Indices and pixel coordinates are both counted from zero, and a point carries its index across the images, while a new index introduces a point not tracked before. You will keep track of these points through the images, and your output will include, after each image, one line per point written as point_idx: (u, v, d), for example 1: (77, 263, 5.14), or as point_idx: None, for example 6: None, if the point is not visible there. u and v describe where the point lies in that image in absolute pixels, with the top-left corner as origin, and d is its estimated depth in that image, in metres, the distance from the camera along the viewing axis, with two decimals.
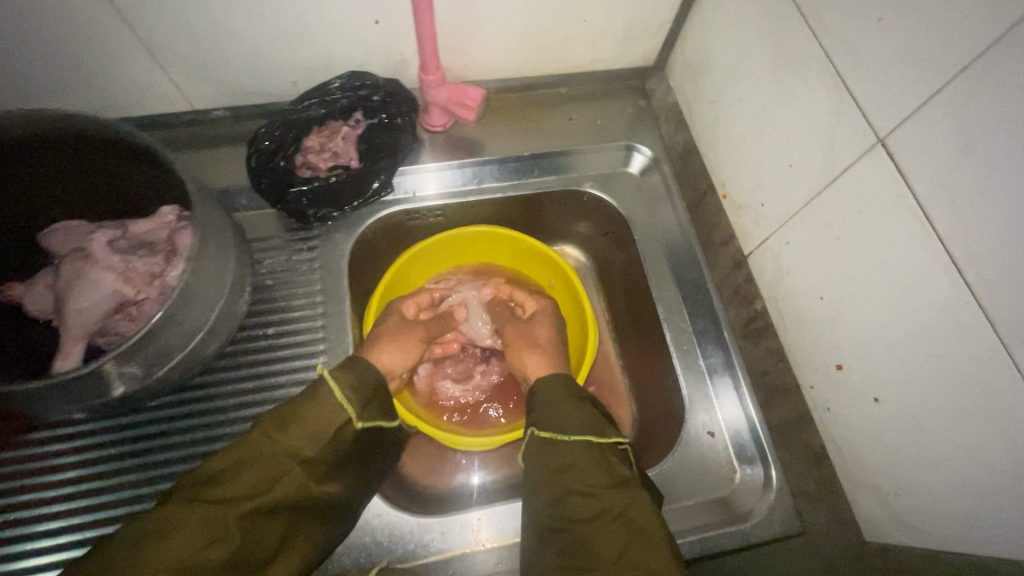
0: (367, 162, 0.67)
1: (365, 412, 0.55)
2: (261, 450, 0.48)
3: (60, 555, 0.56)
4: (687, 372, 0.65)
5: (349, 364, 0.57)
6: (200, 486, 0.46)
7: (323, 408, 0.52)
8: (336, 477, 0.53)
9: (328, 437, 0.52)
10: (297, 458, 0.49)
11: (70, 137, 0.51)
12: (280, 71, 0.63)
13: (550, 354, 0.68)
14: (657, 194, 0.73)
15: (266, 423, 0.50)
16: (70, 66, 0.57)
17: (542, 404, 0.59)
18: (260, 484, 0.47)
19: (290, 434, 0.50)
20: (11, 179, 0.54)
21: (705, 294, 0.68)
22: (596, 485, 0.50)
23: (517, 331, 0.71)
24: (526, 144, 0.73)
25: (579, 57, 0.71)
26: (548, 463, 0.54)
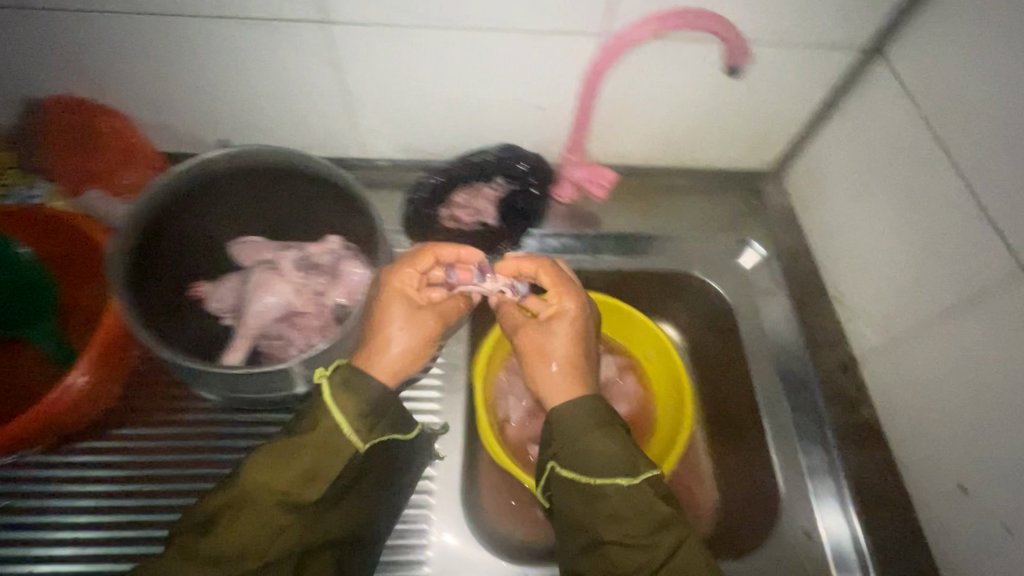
0: (505, 223, 0.75)
1: (371, 435, 0.53)
2: (254, 499, 0.48)
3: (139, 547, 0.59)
4: (787, 466, 0.65)
5: (349, 384, 0.53)
6: (200, 532, 0.47)
7: (322, 441, 0.50)
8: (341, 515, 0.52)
9: (329, 470, 0.50)
10: (291, 505, 0.48)
11: (290, 169, 0.60)
12: (444, 134, 0.73)
13: (570, 378, 0.61)
14: (764, 286, 0.76)
15: (251, 469, 0.49)
16: (278, 109, 0.68)
17: (564, 435, 0.56)
18: (257, 536, 0.47)
19: (280, 476, 0.49)
20: (227, 196, 0.62)
21: (809, 392, 0.69)
22: (633, 532, 0.50)
23: (534, 339, 0.65)
24: (644, 224, 0.79)
25: (705, 154, 0.78)
26: (579, 507, 0.53)
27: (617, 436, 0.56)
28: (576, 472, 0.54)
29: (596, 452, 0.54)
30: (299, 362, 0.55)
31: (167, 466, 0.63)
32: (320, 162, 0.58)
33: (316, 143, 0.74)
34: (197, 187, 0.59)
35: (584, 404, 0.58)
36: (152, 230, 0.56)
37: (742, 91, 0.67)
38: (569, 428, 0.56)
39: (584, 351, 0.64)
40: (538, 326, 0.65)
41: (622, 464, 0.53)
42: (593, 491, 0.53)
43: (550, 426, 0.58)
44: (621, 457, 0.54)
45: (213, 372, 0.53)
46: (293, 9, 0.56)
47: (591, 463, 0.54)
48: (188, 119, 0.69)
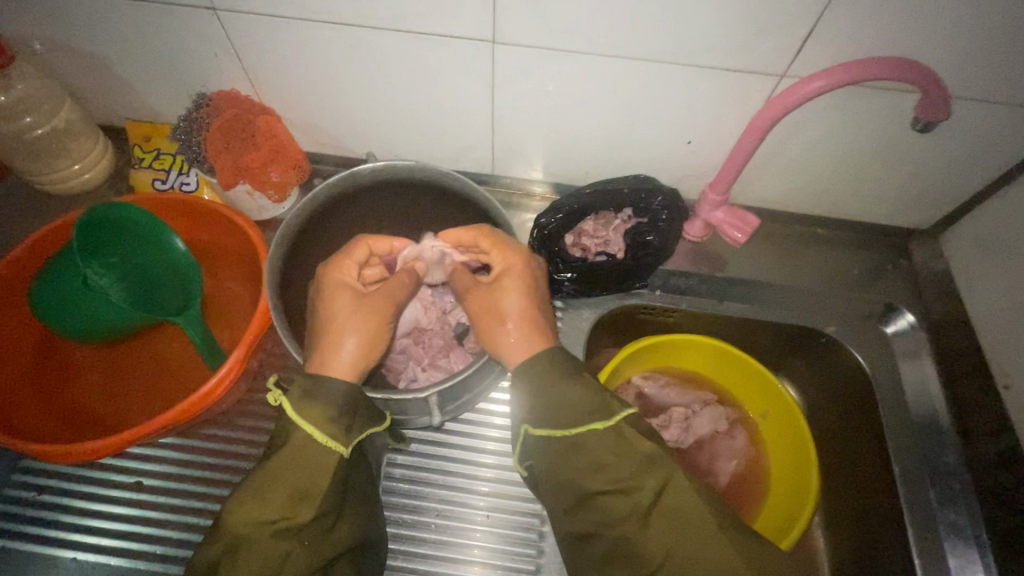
0: (632, 257, 0.72)
1: (353, 435, 0.49)
2: (249, 536, 0.44)
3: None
4: (926, 563, 0.59)
5: (313, 390, 0.49)
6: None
7: (304, 455, 0.47)
8: (343, 529, 0.49)
9: (314, 484, 0.46)
10: (293, 527, 0.45)
11: (440, 187, 0.64)
12: (582, 161, 0.71)
13: (527, 331, 0.53)
14: (907, 358, 0.70)
15: (233, 504, 0.45)
16: (424, 122, 0.68)
17: (526, 395, 0.51)
18: (267, 564, 0.44)
19: (270, 499, 0.45)
20: (375, 207, 0.67)
21: (958, 482, 0.63)
22: (618, 478, 0.47)
23: (481, 300, 0.56)
24: (776, 272, 0.74)
25: (853, 206, 0.72)
26: (558, 464, 0.49)
27: (583, 381, 0.51)
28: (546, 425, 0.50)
29: (569, 402, 0.50)
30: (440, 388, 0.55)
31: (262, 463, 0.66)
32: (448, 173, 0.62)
33: (450, 157, 0.74)
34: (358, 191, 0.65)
35: (543, 360, 0.51)
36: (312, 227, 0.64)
37: (917, 147, 0.61)
38: (534, 385, 0.50)
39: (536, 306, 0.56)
40: (486, 289, 0.57)
41: (592, 409, 0.50)
42: (572, 444, 0.49)
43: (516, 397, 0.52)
44: (595, 406, 0.50)
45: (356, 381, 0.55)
46: (463, 28, 0.55)
47: (558, 412, 0.49)
48: (334, 124, 0.70)
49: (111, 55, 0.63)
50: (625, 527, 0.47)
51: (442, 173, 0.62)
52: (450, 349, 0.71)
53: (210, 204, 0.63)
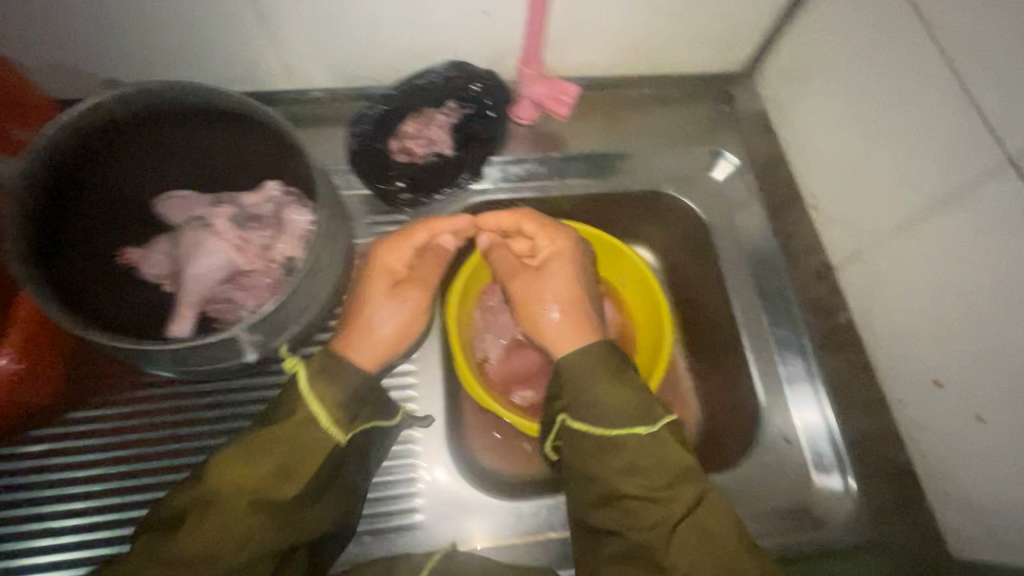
0: (462, 152, 0.69)
1: (347, 426, 0.50)
2: (221, 499, 0.45)
3: (112, 529, 0.57)
4: (766, 378, 0.65)
5: (330, 369, 0.51)
6: (168, 535, 0.44)
7: (297, 437, 0.47)
8: (317, 512, 0.49)
9: (302, 466, 0.47)
10: (266, 501, 0.46)
11: (220, 108, 0.52)
12: (387, 55, 0.65)
13: (579, 320, 0.62)
14: (740, 200, 0.74)
15: (220, 466, 0.46)
16: (187, 35, 0.58)
17: (573, 385, 0.55)
18: (232, 534, 0.44)
19: (257, 470, 0.46)
20: (150, 142, 0.54)
21: (787, 301, 0.68)
22: (649, 485, 0.49)
23: (524, 286, 0.65)
24: (610, 143, 0.74)
25: (674, 59, 0.72)
26: (590, 459, 0.52)
27: (628, 381, 0.55)
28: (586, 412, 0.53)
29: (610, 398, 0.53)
30: (245, 328, 0.47)
31: (132, 445, 0.60)
32: (234, 95, 0.49)
33: (238, 75, 0.65)
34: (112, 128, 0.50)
35: (592, 352, 0.56)
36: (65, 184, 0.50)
37: None
38: (573, 378, 0.55)
39: (579, 288, 0.65)
40: (535, 274, 0.65)
41: (636, 415, 0.52)
42: (608, 444, 0.51)
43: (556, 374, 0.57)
44: (636, 410, 0.52)
45: (155, 349, 0.45)
46: None
47: (597, 410, 0.53)
48: (81, 54, 0.59)
49: None
50: (650, 536, 0.48)
51: (205, 89, 0.49)
52: None
53: None
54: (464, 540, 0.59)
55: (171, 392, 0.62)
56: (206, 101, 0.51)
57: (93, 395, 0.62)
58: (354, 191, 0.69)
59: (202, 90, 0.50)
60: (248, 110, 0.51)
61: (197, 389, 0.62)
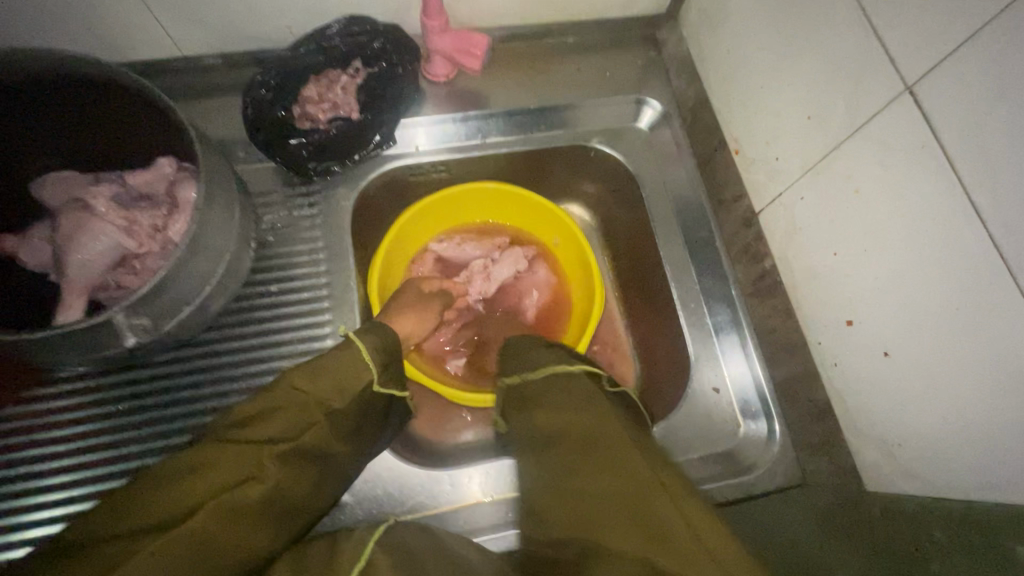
0: (369, 114, 0.65)
1: (385, 378, 0.52)
2: (294, 400, 0.45)
3: (39, 531, 0.53)
4: (694, 329, 0.65)
5: (372, 328, 0.53)
6: (234, 429, 0.43)
7: (351, 360, 0.49)
8: (351, 441, 0.49)
9: (351, 388, 0.48)
10: (324, 409, 0.46)
11: (90, 81, 0.48)
12: (277, 14, 0.60)
13: None
14: (667, 149, 0.72)
15: (293, 371, 0.47)
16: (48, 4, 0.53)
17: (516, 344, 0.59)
18: (290, 430, 0.44)
19: (320, 384, 0.47)
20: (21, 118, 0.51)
21: (713, 251, 0.68)
22: (547, 415, 0.48)
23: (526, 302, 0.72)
24: (533, 96, 0.71)
25: (590, 4, 0.69)
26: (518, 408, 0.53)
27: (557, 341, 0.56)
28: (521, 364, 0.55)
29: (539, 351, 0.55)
30: (122, 309, 0.44)
31: (123, 412, 0.57)
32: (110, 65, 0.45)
33: (120, 45, 0.60)
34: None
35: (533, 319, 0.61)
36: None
37: None
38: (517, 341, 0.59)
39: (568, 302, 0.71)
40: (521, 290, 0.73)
41: (550, 357, 0.53)
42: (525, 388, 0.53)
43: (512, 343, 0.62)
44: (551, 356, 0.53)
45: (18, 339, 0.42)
46: None
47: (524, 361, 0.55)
48: None
49: None
50: (551, 461, 0.46)
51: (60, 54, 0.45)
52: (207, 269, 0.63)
53: None
54: (386, 514, 0.56)
55: (98, 383, 0.58)
56: (72, 73, 0.47)
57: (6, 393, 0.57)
58: (260, 163, 0.65)
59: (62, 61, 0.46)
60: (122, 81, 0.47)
61: (123, 379, 0.58)
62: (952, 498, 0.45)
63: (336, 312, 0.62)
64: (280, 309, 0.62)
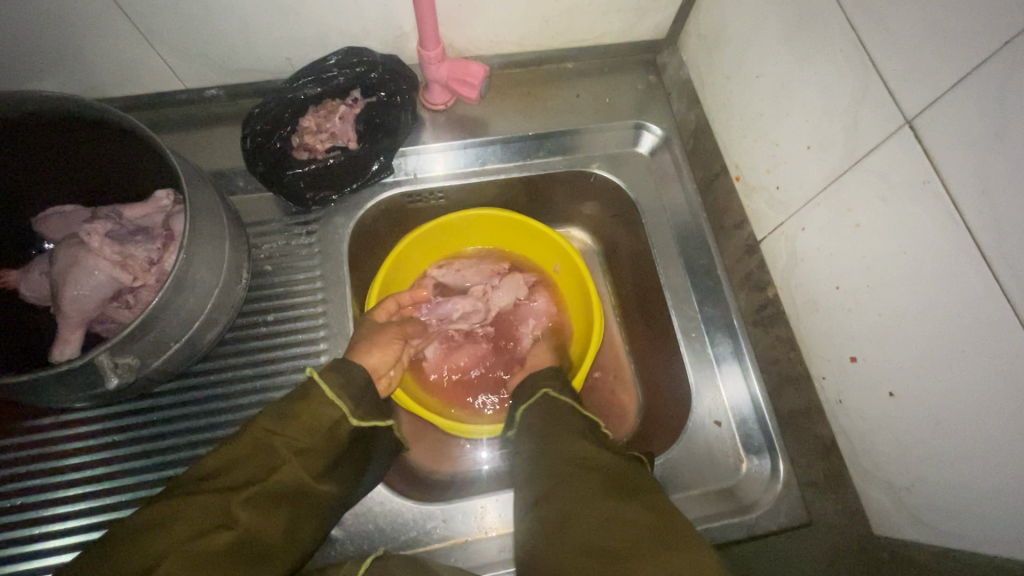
0: (367, 143, 0.65)
1: (359, 413, 0.52)
2: (260, 446, 0.46)
3: (45, 562, 0.53)
4: (695, 359, 0.63)
5: (341, 366, 0.54)
6: (202, 481, 0.43)
7: (316, 401, 0.50)
8: (326, 480, 0.49)
9: (319, 430, 0.49)
10: (294, 449, 0.47)
11: (90, 120, 0.50)
12: (274, 47, 0.61)
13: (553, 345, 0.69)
14: (668, 174, 0.71)
15: (261, 417, 0.47)
16: (54, 45, 0.55)
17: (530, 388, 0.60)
18: (257, 474, 0.44)
19: (289, 428, 0.47)
20: (26, 155, 0.53)
21: (714, 278, 0.66)
22: (577, 459, 0.49)
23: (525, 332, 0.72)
24: (532, 123, 0.71)
25: (588, 31, 0.68)
26: (531, 446, 0.54)
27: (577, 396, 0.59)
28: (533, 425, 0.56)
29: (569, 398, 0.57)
30: (106, 349, 0.45)
31: (119, 447, 0.57)
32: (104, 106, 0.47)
33: (125, 80, 0.61)
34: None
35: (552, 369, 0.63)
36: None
37: None
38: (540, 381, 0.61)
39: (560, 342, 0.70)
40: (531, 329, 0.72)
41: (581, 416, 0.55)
42: (551, 429, 0.54)
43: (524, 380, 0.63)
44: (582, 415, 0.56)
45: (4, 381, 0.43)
46: None
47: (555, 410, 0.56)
48: None
49: None
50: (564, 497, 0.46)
51: (49, 95, 0.46)
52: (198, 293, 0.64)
53: None
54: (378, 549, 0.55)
55: (100, 413, 0.58)
56: (74, 114, 0.49)
57: (8, 423, 0.58)
58: (259, 192, 0.66)
59: (62, 101, 0.47)
60: (118, 121, 0.49)
61: (123, 409, 0.58)
62: (963, 549, 0.43)
63: (331, 343, 0.62)
64: (276, 337, 0.62)
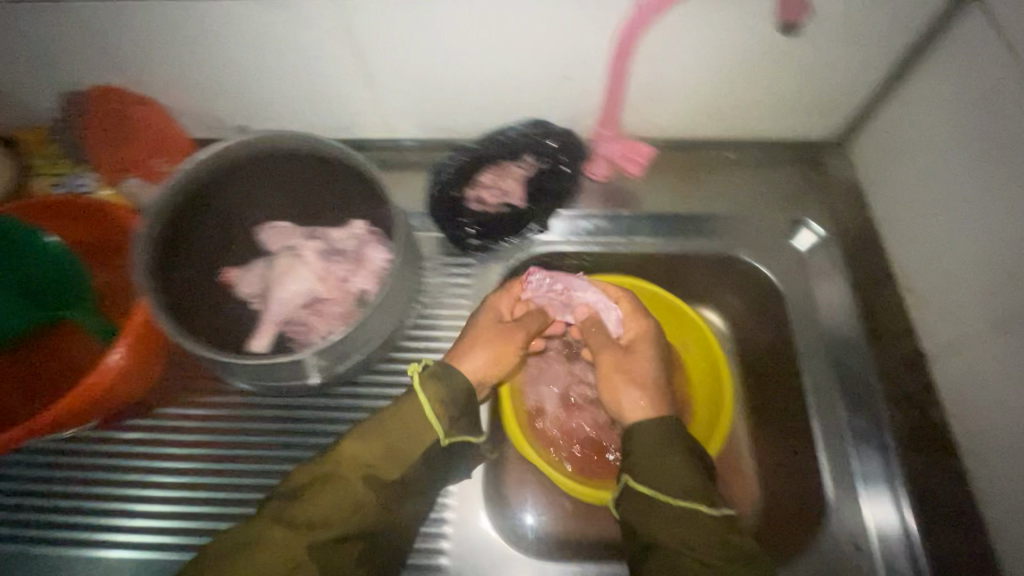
0: (533, 205, 0.71)
1: (452, 431, 0.56)
2: (345, 476, 0.50)
3: (131, 528, 0.62)
4: (838, 472, 0.60)
5: (442, 375, 0.57)
6: (291, 503, 0.49)
7: (410, 422, 0.54)
8: (402, 508, 0.54)
9: (420, 446, 0.54)
10: (377, 480, 0.51)
11: (328, 163, 0.62)
12: (472, 112, 0.70)
13: (648, 390, 0.64)
14: (822, 272, 0.70)
15: (348, 446, 0.52)
16: (303, 92, 0.67)
17: (638, 451, 0.57)
18: (344, 507, 0.49)
19: (373, 455, 0.52)
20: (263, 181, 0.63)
21: (868, 389, 0.63)
22: (700, 549, 0.49)
23: (611, 359, 0.67)
24: (687, 203, 0.74)
25: (756, 125, 0.71)
26: (642, 520, 0.52)
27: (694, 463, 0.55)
28: (648, 486, 0.53)
29: (676, 467, 0.53)
30: (312, 353, 0.53)
31: (213, 441, 0.66)
32: (347, 153, 0.59)
33: (343, 125, 0.73)
34: (232, 163, 0.61)
35: (660, 425, 0.58)
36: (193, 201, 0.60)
37: (801, 54, 0.60)
38: (644, 442, 0.57)
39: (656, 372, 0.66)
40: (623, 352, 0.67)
41: (697, 489, 0.52)
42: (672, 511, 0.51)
43: (632, 436, 0.59)
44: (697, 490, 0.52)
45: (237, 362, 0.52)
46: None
47: (665, 478, 0.53)
48: (218, 105, 0.69)
49: None
50: None
51: (307, 138, 0.59)
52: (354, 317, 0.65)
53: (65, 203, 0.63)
54: None
55: (206, 425, 0.66)
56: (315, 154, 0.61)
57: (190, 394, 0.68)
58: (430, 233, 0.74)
59: (315, 144, 0.60)
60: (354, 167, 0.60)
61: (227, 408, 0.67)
62: None
63: None
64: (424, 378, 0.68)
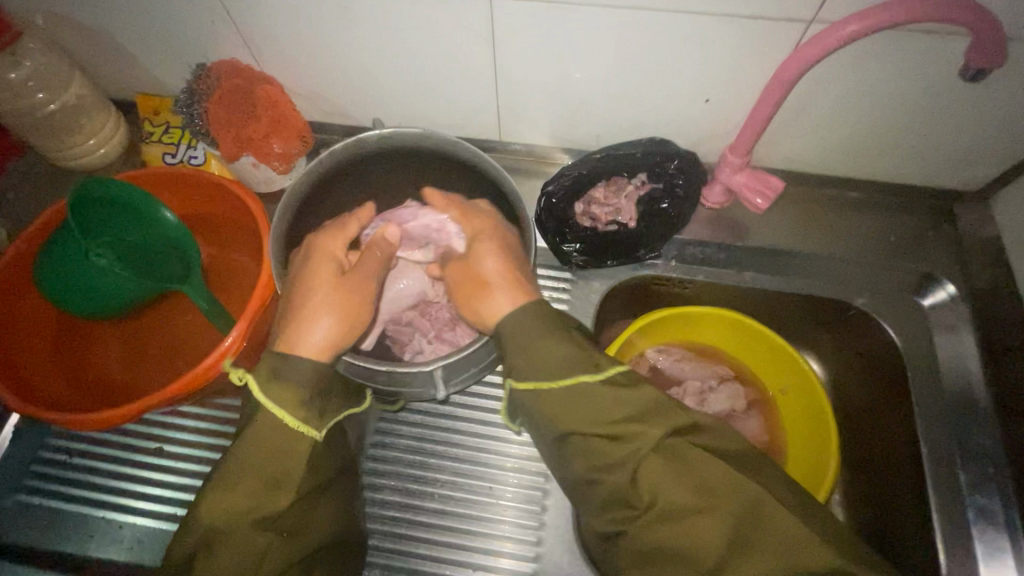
0: (643, 227, 0.69)
1: (318, 422, 0.45)
2: (228, 532, 0.42)
3: (151, 504, 0.62)
4: (955, 545, 0.58)
5: (279, 372, 0.44)
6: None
7: (273, 440, 0.43)
8: (319, 512, 0.47)
9: (296, 454, 0.44)
10: (268, 515, 0.43)
11: (454, 164, 0.60)
12: (592, 124, 0.67)
13: (506, 282, 0.51)
14: (945, 331, 0.66)
15: (205, 510, 0.42)
16: (423, 87, 0.66)
17: (510, 342, 0.48)
18: (249, 561, 0.42)
19: (247, 495, 0.42)
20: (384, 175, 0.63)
21: (992, 462, 0.60)
22: (618, 421, 0.44)
23: (463, 270, 0.54)
24: (802, 240, 0.69)
25: (890, 168, 0.67)
26: (539, 408, 0.46)
27: (570, 339, 0.47)
28: (529, 381, 0.46)
29: (558, 351, 0.46)
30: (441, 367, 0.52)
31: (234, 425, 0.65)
32: (482, 157, 0.57)
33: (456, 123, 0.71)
34: (362, 158, 0.60)
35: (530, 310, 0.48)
36: (315, 193, 0.58)
37: (967, 102, 0.56)
38: (515, 332, 0.48)
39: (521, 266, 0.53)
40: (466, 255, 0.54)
41: (579, 365, 0.46)
42: (568, 395, 0.45)
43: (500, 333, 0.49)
44: (582, 363, 0.46)
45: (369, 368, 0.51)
46: None
47: (549, 368, 0.46)
48: (334, 91, 0.69)
49: (117, 30, 0.64)
50: (616, 476, 0.44)
51: (440, 138, 0.57)
52: (456, 321, 0.65)
53: (194, 172, 0.64)
54: None
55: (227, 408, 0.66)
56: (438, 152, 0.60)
57: None
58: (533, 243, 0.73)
59: (443, 142, 0.58)
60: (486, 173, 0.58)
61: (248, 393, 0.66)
62: None
63: None
64: None
